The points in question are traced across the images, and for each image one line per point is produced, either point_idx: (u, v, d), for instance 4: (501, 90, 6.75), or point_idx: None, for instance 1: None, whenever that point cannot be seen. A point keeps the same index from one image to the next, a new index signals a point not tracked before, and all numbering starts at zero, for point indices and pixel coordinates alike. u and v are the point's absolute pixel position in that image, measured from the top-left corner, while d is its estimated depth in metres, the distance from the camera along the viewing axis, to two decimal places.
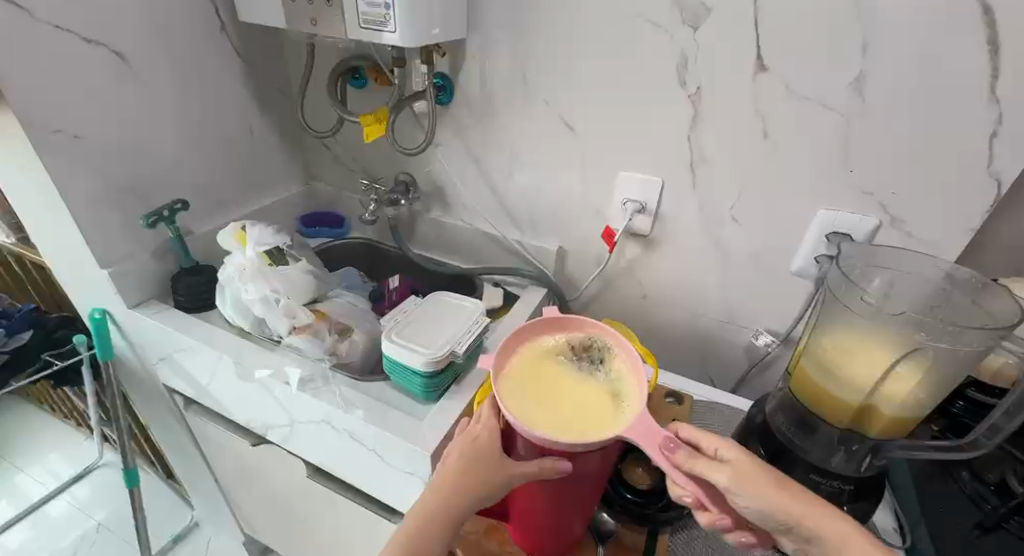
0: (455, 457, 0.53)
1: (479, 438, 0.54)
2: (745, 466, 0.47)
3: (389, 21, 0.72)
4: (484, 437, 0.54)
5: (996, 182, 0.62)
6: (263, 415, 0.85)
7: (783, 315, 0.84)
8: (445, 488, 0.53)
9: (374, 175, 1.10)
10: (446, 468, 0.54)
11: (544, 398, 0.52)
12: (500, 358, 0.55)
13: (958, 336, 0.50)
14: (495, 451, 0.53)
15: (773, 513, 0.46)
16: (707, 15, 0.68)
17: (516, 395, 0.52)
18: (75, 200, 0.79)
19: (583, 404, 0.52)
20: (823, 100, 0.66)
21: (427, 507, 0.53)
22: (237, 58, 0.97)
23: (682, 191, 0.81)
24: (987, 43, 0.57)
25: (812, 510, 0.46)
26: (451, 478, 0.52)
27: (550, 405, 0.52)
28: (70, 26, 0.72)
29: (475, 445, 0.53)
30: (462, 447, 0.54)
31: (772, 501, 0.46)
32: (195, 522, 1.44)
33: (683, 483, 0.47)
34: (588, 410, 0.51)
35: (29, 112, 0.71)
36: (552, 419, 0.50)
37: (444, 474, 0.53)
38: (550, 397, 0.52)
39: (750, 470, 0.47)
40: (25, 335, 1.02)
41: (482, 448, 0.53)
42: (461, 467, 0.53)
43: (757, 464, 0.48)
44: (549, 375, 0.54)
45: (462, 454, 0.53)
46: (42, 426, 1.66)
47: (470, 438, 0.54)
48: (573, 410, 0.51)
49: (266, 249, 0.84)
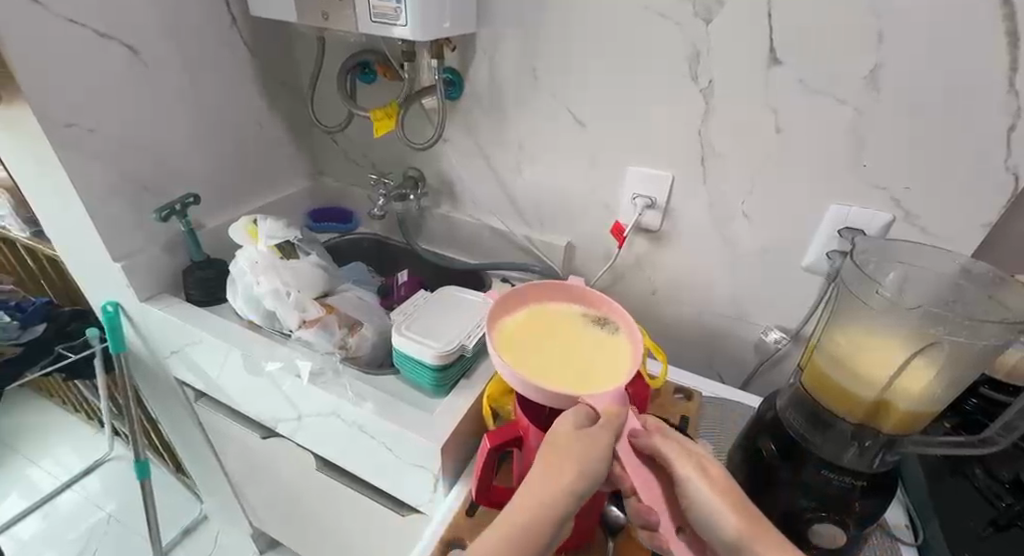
0: (568, 472, 0.42)
1: (594, 450, 0.44)
2: (719, 478, 0.46)
3: (400, 14, 0.72)
4: (599, 452, 0.44)
5: (1014, 177, 0.62)
6: (272, 407, 0.86)
7: (794, 311, 0.83)
8: (554, 509, 0.41)
9: (383, 170, 1.10)
10: (550, 477, 0.42)
11: (533, 348, 0.56)
12: (515, 302, 0.62)
13: (977, 330, 0.50)
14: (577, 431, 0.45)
15: (721, 524, 0.44)
16: (720, 8, 0.67)
17: (508, 331, 0.58)
18: (88, 193, 0.79)
19: (569, 362, 0.54)
20: (836, 93, 0.66)
21: (529, 525, 0.41)
22: (247, 52, 0.97)
23: (693, 187, 0.81)
24: (1007, 34, 0.56)
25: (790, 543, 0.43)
26: (560, 500, 0.42)
27: (531, 349, 0.56)
28: (84, 20, 0.73)
29: (588, 457, 0.43)
30: (572, 458, 0.43)
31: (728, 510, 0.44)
32: (204, 515, 1.45)
33: (625, 455, 0.48)
34: (573, 366, 0.54)
35: (45, 107, 0.71)
36: (517, 350, 0.55)
37: (554, 492, 0.42)
38: (534, 342, 0.57)
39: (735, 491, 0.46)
40: (39, 328, 1.03)
41: (598, 471, 0.43)
42: (576, 487, 0.42)
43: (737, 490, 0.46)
44: (547, 334, 0.58)
45: (578, 473, 0.42)
46: (54, 419, 1.68)
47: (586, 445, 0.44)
48: (554, 360, 0.54)
49: (277, 244, 0.85)
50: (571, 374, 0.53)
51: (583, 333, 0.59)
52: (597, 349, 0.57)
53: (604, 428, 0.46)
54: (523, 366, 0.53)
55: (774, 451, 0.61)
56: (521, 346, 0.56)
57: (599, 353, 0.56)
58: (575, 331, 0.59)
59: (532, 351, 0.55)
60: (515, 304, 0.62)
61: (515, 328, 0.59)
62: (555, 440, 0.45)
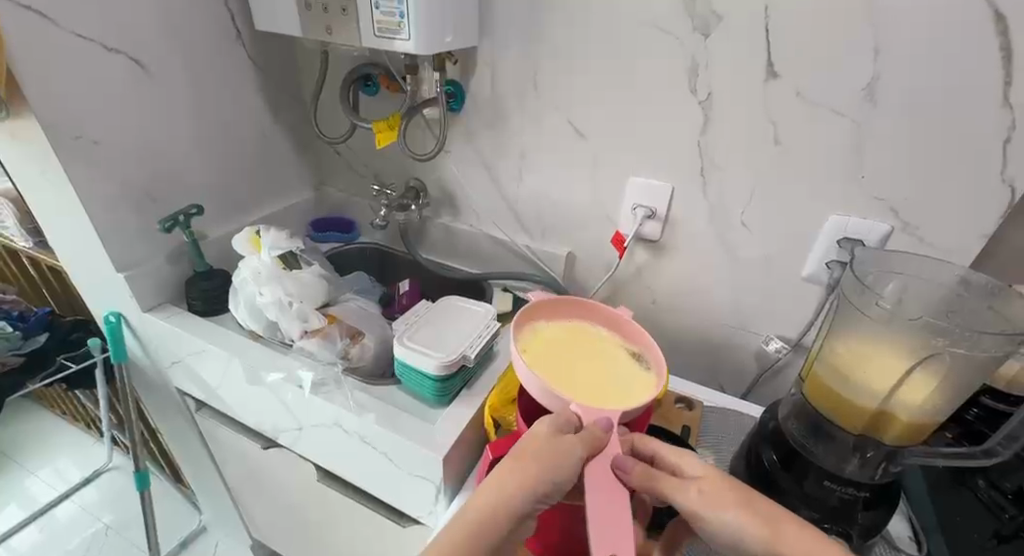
0: (536, 467, 0.45)
1: (566, 450, 0.46)
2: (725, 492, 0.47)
3: (403, 29, 0.73)
4: (569, 453, 0.46)
5: (1010, 188, 0.62)
6: (274, 417, 0.86)
7: (795, 320, 0.84)
8: (520, 497, 0.45)
9: (385, 181, 1.11)
10: (516, 472, 0.45)
11: (552, 355, 0.59)
12: (553, 314, 0.65)
13: (976, 342, 0.50)
14: (552, 435, 0.47)
15: (744, 540, 0.45)
16: (718, 23, 0.68)
17: (536, 337, 0.61)
18: (93, 204, 0.80)
19: (583, 377, 0.56)
20: (834, 106, 0.66)
21: (493, 516, 0.44)
22: (251, 64, 0.98)
23: (693, 197, 0.81)
24: (1000, 49, 0.57)
25: (780, 528, 0.44)
26: (523, 491, 0.45)
27: (549, 355, 0.58)
28: (91, 35, 0.74)
29: (558, 455, 0.45)
30: (541, 456, 0.45)
31: (744, 522, 0.45)
32: (203, 527, 1.44)
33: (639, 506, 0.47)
34: (585, 381, 0.55)
35: (52, 119, 0.72)
36: (536, 351, 0.58)
37: (515, 487, 0.45)
38: (557, 352, 0.59)
39: (736, 492, 0.47)
40: (41, 338, 1.03)
41: (569, 469, 0.45)
42: (542, 485, 0.45)
43: (737, 494, 0.47)
44: (571, 349, 0.60)
45: (544, 473, 0.45)
46: (53, 430, 1.68)
47: (556, 446, 0.46)
48: (567, 370, 0.57)
49: (281, 254, 0.85)
50: (580, 386, 0.55)
51: (612, 361, 0.59)
52: (616, 379, 0.57)
53: (582, 437, 0.47)
54: (534, 362, 0.56)
55: (774, 459, 0.61)
56: (540, 351, 0.59)
57: (615, 378, 0.57)
58: (603, 358, 0.60)
59: (548, 357, 0.58)
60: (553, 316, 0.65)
61: (543, 336, 0.62)
62: (530, 439, 0.47)
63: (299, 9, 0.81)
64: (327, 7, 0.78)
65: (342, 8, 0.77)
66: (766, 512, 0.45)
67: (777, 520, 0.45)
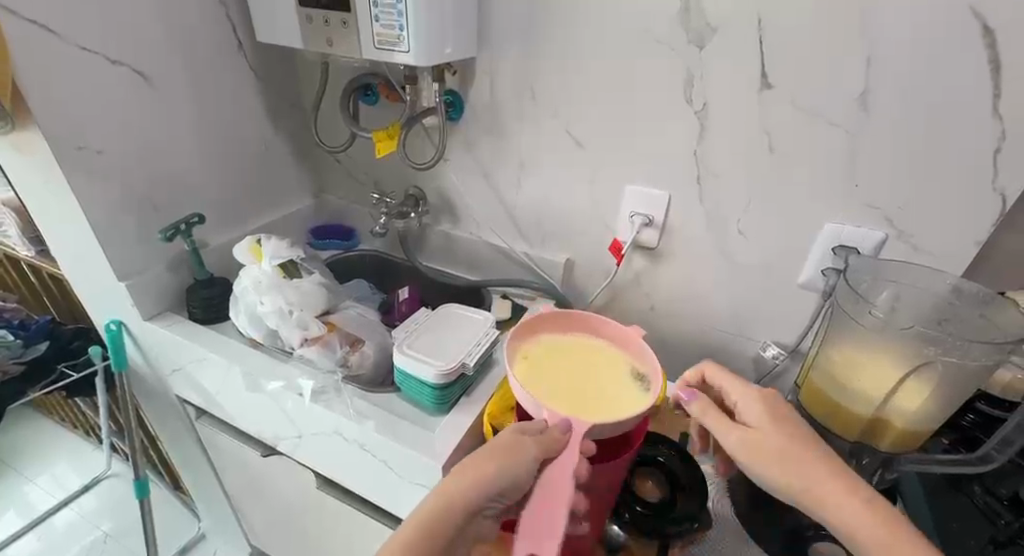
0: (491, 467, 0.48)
1: (521, 450, 0.48)
2: (767, 434, 0.50)
3: (402, 41, 0.74)
4: (524, 454, 0.48)
5: (1001, 197, 0.63)
6: (274, 424, 0.86)
7: (791, 327, 0.84)
8: (474, 493, 0.48)
9: (384, 189, 1.11)
10: (475, 469, 0.49)
11: (545, 366, 0.59)
12: (564, 326, 0.64)
13: (967, 349, 0.51)
14: (512, 435, 0.50)
15: (773, 486, 0.48)
16: (713, 35, 0.69)
17: (539, 347, 0.62)
18: (95, 213, 0.81)
19: (572, 389, 0.56)
20: (828, 116, 0.67)
21: (453, 505, 0.48)
22: (252, 74, 0.99)
23: (690, 205, 0.82)
24: (989, 61, 0.58)
25: (807, 464, 0.47)
26: (474, 485, 0.48)
27: (545, 366, 0.59)
28: (95, 47, 0.75)
29: (513, 454, 0.48)
30: (499, 455, 0.49)
31: (781, 470, 0.48)
32: (201, 534, 1.44)
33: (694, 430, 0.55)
34: (572, 393, 0.55)
35: (55, 130, 0.73)
36: (534, 361, 0.59)
37: (472, 483, 0.48)
38: (556, 362, 0.59)
39: (779, 428, 0.50)
40: (42, 346, 1.04)
41: (523, 469, 0.48)
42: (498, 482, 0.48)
43: (775, 431, 0.50)
44: (571, 362, 0.60)
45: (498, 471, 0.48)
46: (52, 438, 1.67)
47: (511, 448, 0.49)
48: (559, 381, 0.56)
49: (282, 263, 0.86)
50: (565, 398, 0.54)
51: (612, 380, 0.57)
52: (609, 397, 0.55)
53: (538, 438, 0.49)
54: (527, 371, 0.58)
55: None
56: (539, 361, 0.59)
57: (606, 392, 0.56)
58: (603, 375, 0.58)
59: (544, 367, 0.58)
60: (563, 328, 0.64)
61: (541, 348, 0.61)
62: (490, 443, 0.50)
63: (300, 20, 0.82)
64: (327, 19, 0.79)
65: (343, 21, 0.78)
66: (796, 450, 0.48)
67: (803, 455, 0.48)
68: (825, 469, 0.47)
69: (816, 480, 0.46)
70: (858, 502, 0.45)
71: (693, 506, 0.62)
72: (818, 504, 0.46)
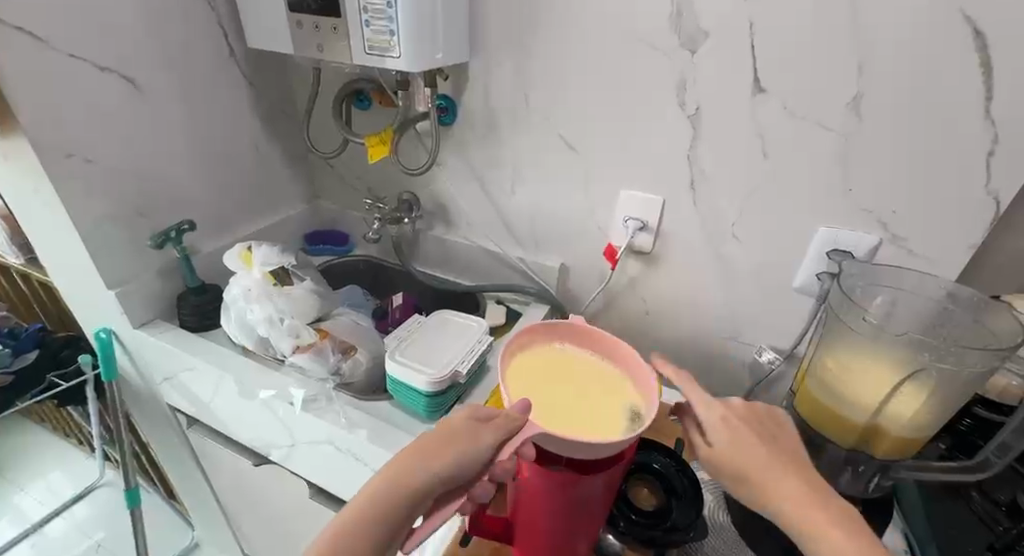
0: (446, 454, 0.44)
1: (479, 437, 0.45)
2: (723, 448, 0.46)
3: (394, 46, 0.74)
4: (481, 441, 0.45)
5: (995, 201, 0.63)
6: (266, 433, 0.85)
7: (786, 331, 0.84)
8: (425, 480, 0.43)
9: (378, 194, 1.11)
10: (426, 454, 0.44)
11: (547, 368, 0.54)
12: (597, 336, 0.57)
13: (961, 356, 0.51)
14: (468, 421, 0.46)
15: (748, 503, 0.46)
16: (705, 39, 0.69)
17: (557, 348, 0.57)
18: (84, 221, 0.80)
19: (555, 402, 0.50)
20: (821, 120, 0.67)
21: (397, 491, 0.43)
22: (243, 79, 0.98)
23: (684, 209, 0.82)
24: (981, 65, 0.57)
25: (769, 477, 0.44)
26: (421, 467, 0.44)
27: (548, 366, 0.54)
28: (84, 54, 0.74)
29: (469, 440, 0.45)
30: (454, 440, 0.45)
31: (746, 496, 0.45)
32: (195, 543, 1.42)
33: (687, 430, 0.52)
34: (549, 406, 0.49)
35: (45, 139, 0.73)
36: (541, 357, 0.55)
37: (418, 470, 0.44)
38: (561, 367, 0.54)
39: (739, 442, 0.46)
40: (31, 355, 1.03)
41: (477, 457, 0.44)
42: (448, 469, 0.44)
43: (731, 448, 0.46)
44: (575, 374, 0.54)
45: (449, 458, 0.44)
46: (44, 446, 1.65)
47: (469, 434, 0.45)
48: (547, 385, 0.52)
49: (271, 269, 0.85)
50: (540, 403, 0.49)
51: (601, 406, 0.50)
52: (582, 419, 0.48)
53: (495, 422, 0.45)
54: (527, 362, 0.54)
55: None
56: (544, 360, 0.55)
57: (581, 421, 0.48)
58: (598, 400, 0.51)
59: (545, 368, 0.54)
60: (595, 339, 0.57)
61: (553, 355, 0.56)
62: (443, 427, 0.47)
63: (291, 26, 0.82)
64: (318, 25, 0.79)
65: (334, 26, 0.77)
66: (758, 463, 0.45)
67: (767, 471, 0.44)
68: (791, 479, 0.44)
69: (778, 498, 0.43)
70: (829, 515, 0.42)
71: (689, 515, 0.61)
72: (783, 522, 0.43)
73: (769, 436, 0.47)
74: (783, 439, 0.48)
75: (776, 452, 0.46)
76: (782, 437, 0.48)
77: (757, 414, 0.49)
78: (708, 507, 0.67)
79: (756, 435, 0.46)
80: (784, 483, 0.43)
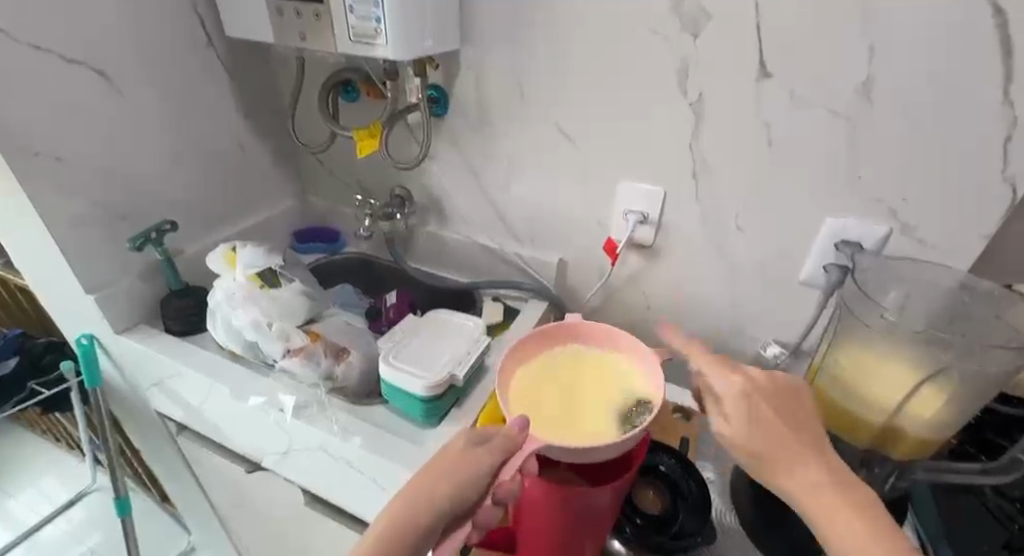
0: (447, 482, 0.41)
1: (476, 461, 0.43)
2: (739, 422, 0.44)
3: (380, 34, 0.70)
4: (479, 464, 0.42)
5: (1012, 188, 0.60)
6: (257, 438, 0.82)
7: (793, 324, 0.82)
8: (434, 509, 0.40)
9: (369, 189, 1.07)
10: (429, 478, 0.42)
11: (548, 370, 0.52)
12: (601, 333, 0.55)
13: (984, 356, 0.49)
14: (462, 450, 0.43)
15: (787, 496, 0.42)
16: (707, 21, 0.65)
17: (560, 348, 0.55)
18: (58, 223, 0.76)
19: (557, 407, 0.48)
20: (827, 105, 0.64)
21: (407, 529, 0.40)
22: (224, 71, 0.94)
23: (686, 201, 0.79)
24: (1000, 45, 0.54)
25: (791, 463, 0.42)
26: (431, 505, 0.41)
27: (553, 370, 0.52)
28: (50, 46, 0.70)
29: (469, 472, 0.42)
30: (453, 470, 0.42)
31: (781, 483, 0.42)
32: (191, 547, 1.39)
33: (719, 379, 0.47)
34: (555, 412, 0.47)
35: (12, 138, 0.69)
36: (544, 360, 0.53)
37: (426, 500, 0.41)
38: (565, 370, 0.52)
39: (759, 417, 0.44)
40: (10, 362, 1.00)
41: (477, 482, 0.42)
42: (451, 498, 0.41)
43: (747, 425, 0.44)
44: (576, 376, 0.51)
45: (451, 483, 0.41)
46: (33, 451, 1.62)
47: (465, 459, 0.43)
48: (548, 391, 0.50)
49: (257, 271, 0.81)
50: (541, 410, 0.47)
51: (606, 411, 0.48)
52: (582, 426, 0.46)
53: (491, 445, 0.43)
54: (530, 366, 0.53)
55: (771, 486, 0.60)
56: (546, 362, 0.53)
57: (588, 419, 0.47)
58: (601, 405, 0.48)
59: (549, 371, 0.52)
60: (598, 338, 0.55)
61: (562, 356, 0.54)
62: (439, 455, 0.44)
63: (272, 14, 0.78)
64: (300, 12, 0.75)
65: (316, 13, 0.74)
66: (773, 441, 0.43)
67: (780, 449, 0.42)
68: (804, 457, 0.42)
69: (786, 473, 0.42)
70: (845, 499, 0.40)
71: (696, 519, 0.59)
72: (791, 497, 0.42)
73: (788, 407, 0.45)
74: (797, 410, 0.46)
75: (796, 429, 0.44)
76: (799, 408, 0.46)
77: (779, 386, 0.47)
78: (715, 509, 0.65)
79: (775, 412, 0.44)
80: (798, 465, 0.42)
